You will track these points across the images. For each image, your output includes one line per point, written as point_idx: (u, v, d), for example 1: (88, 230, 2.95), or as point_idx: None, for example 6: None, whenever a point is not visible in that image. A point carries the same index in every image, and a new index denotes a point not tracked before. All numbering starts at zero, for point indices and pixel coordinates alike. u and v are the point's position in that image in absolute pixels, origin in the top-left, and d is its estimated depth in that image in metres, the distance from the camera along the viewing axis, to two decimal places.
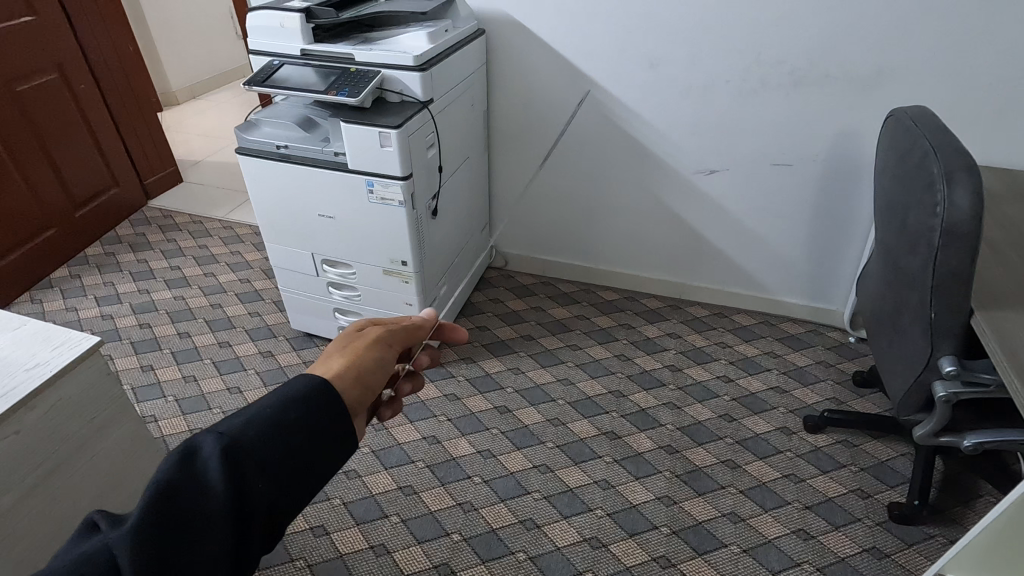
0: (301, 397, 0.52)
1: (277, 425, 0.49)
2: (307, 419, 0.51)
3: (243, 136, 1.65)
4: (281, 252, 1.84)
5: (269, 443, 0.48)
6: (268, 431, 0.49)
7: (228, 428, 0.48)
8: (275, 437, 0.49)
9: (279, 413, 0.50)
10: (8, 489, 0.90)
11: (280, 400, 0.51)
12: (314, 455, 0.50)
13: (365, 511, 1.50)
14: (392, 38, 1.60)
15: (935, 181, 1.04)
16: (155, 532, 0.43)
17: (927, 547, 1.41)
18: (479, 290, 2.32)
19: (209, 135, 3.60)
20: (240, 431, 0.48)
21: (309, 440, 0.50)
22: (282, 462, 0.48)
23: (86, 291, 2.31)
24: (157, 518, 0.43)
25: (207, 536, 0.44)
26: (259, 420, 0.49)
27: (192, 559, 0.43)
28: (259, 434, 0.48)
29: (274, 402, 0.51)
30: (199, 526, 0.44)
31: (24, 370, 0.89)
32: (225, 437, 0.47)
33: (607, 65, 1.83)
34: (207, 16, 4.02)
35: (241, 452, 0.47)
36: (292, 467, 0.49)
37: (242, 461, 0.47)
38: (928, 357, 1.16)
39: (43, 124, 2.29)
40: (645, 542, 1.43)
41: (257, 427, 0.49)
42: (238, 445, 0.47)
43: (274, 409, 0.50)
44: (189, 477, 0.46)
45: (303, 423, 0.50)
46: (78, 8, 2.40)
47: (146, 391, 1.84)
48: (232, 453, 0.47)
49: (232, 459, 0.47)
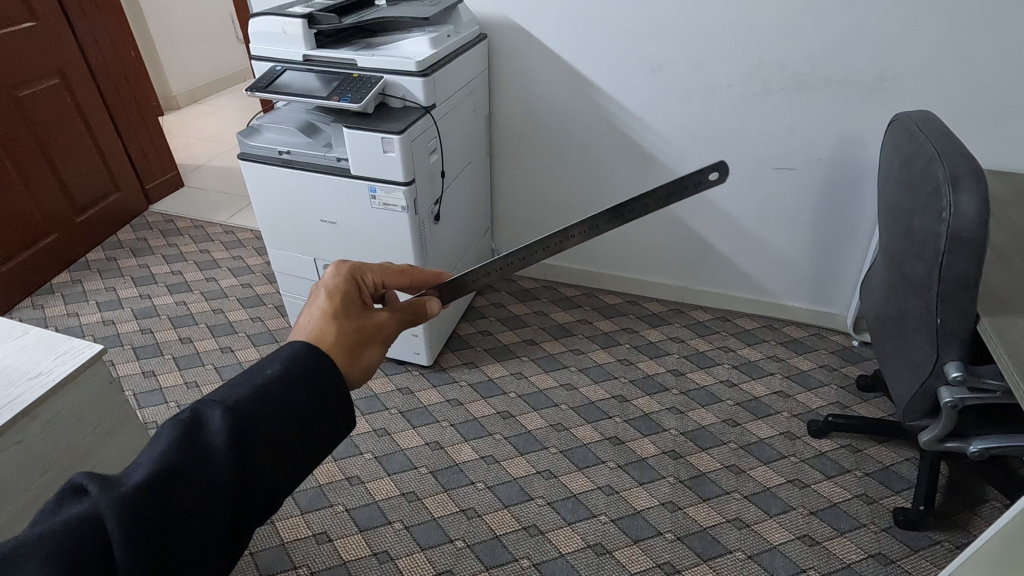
0: (310, 376, 0.50)
1: (285, 403, 0.48)
2: (315, 401, 0.49)
3: (246, 142, 1.66)
4: (283, 257, 1.84)
5: (276, 424, 0.47)
6: (276, 409, 0.47)
7: (235, 401, 0.47)
8: (276, 406, 0.47)
9: (287, 391, 0.48)
10: (10, 499, 0.89)
11: (288, 376, 0.49)
12: (319, 439, 0.49)
13: (368, 518, 1.49)
14: (394, 43, 1.60)
15: (941, 187, 1.04)
16: (152, 505, 0.41)
17: (933, 553, 1.40)
18: (482, 294, 2.32)
19: (210, 139, 3.60)
20: (248, 407, 0.47)
21: (316, 425, 0.49)
22: (288, 444, 0.47)
23: (87, 296, 2.30)
24: (154, 491, 0.42)
25: (204, 515, 0.43)
26: (267, 397, 0.47)
27: (186, 538, 0.42)
28: (267, 412, 0.47)
29: (282, 378, 0.49)
30: (197, 504, 0.43)
31: (27, 379, 0.88)
32: (233, 412, 0.46)
33: (609, 69, 1.83)
34: (208, 20, 4.02)
35: (247, 429, 0.46)
36: (296, 451, 0.47)
37: (248, 438, 0.46)
38: (934, 363, 1.16)
39: (44, 130, 2.29)
40: (649, 548, 1.42)
41: (266, 404, 0.47)
42: (243, 417, 0.46)
43: (282, 387, 0.48)
44: (189, 446, 0.45)
45: (311, 405, 0.48)
46: (79, 14, 2.41)
47: (148, 397, 1.83)
48: (239, 429, 0.45)
49: (237, 436, 0.45)
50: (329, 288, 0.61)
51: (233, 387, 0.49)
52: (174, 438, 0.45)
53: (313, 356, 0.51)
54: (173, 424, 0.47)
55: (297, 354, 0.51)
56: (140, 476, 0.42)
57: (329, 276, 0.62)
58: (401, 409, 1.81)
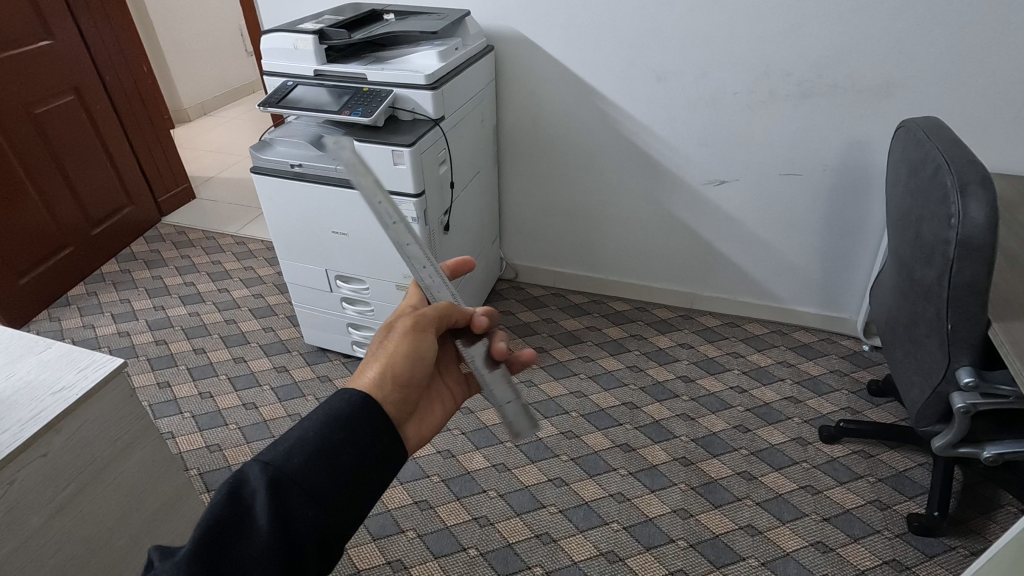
0: (341, 421, 0.56)
1: (321, 452, 0.54)
2: (349, 446, 0.55)
3: (258, 156, 1.68)
4: (295, 268, 1.86)
5: (313, 471, 0.53)
6: (313, 459, 0.53)
7: (272, 457, 0.53)
8: (313, 457, 0.53)
9: (321, 441, 0.54)
10: (32, 514, 0.90)
11: (322, 425, 0.56)
12: (358, 483, 0.55)
13: (381, 526, 1.50)
14: (403, 57, 1.63)
15: (949, 193, 1.04)
16: (209, 558, 0.48)
17: (948, 560, 1.39)
18: (490, 302, 2.33)
19: (221, 151, 3.64)
20: (286, 463, 0.53)
21: (352, 468, 0.55)
22: (327, 489, 0.53)
23: (102, 308, 2.34)
24: (207, 546, 0.49)
25: (259, 560, 0.49)
26: (302, 449, 0.54)
27: None
28: (304, 462, 0.53)
29: (316, 429, 0.55)
30: (251, 554, 0.49)
31: (51, 393, 0.90)
32: (270, 464, 0.52)
33: (616, 79, 1.84)
34: (217, 33, 4.09)
35: (286, 480, 0.52)
36: (336, 499, 0.53)
37: (287, 486, 0.51)
38: (946, 368, 1.15)
39: (60, 145, 2.33)
40: (662, 556, 1.42)
41: (300, 456, 0.53)
42: (282, 471, 0.52)
43: (317, 436, 0.55)
44: (238, 505, 0.51)
45: (345, 450, 0.55)
46: (95, 33, 2.47)
47: (163, 407, 1.85)
48: (278, 482, 0.51)
49: (275, 486, 0.51)
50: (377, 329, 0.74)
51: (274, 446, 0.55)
52: (219, 499, 0.51)
53: (342, 404, 0.58)
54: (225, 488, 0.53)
55: (331, 404, 0.58)
56: (192, 538, 0.49)
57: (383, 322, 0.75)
58: None
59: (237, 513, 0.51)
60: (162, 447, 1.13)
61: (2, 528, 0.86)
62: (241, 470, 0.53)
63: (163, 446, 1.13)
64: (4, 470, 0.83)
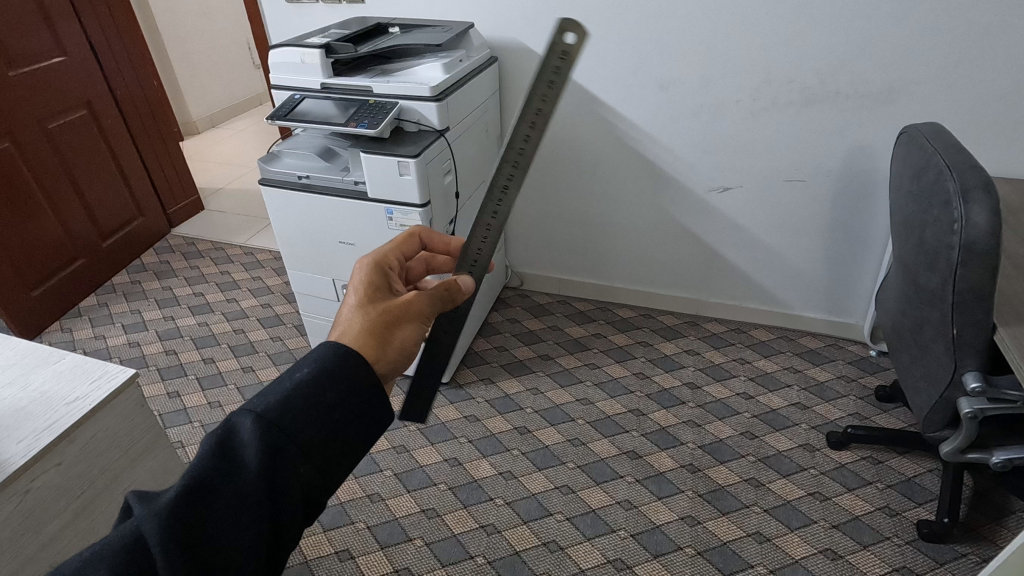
0: (337, 378, 0.53)
1: (314, 408, 0.51)
2: (341, 405, 0.52)
3: (266, 168, 1.71)
4: (303, 277, 1.88)
5: (305, 428, 0.50)
6: (305, 416, 0.51)
7: (265, 408, 0.51)
8: (309, 414, 0.51)
9: (313, 396, 0.52)
10: (44, 524, 0.92)
11: (317, 379, 0.52)
12: (350, 443, 0.53)
13: (389, 534, 1.51)
14: (408, 69, 1.65)
15: (951, 199, 1.05)
16: (190, 507, 0.47)
17: (960, 566, 1.38)
18: (496, 310, 2.34)
19: (229, 163, 3.69)
20: (278, 417, 0.50)
21: (346, 428, 0.52)
22: (318, 448, 0.51)
23: (113, 319, 2.37)
24: (192, 493, 0.47)
25: (244, 512, 0.47)
26: (294, 403, 0.51)
27: (225, 542, 0.46)
28: (296, 419, 0.50)
29: (309, 383, 0.52)
30: (236, 505, 0.47)
31: (64, 404, 0.92)
32: (262, 417, 0.50)
33: (620, 89, 1.86)
34: (225, 45, 4.15)
35: (277, 434, 0.50)
36: (325, 458, 0.51)
37: (278, 442, 0.49)
38: (952, 373, 1.15)
39: (71, 158, 2.37)
40: (669, 564, 1.42)
41: (294, 410, 0.51)
42: (274, 427, 0.50)
43: (310, 391, 0.52)
44: (226, 456, 0.49)
45: (341, 409, 0.52)
46: (106, 49, 2.52)
47: (174, 417, 1.88)
48: (267, 435, 0.49)
49: (266, 441, 0.49)
50: (352, 285, 0.68)
51: (267, 395, 0.52)
52: (208, 447, 0.50)
53: (339, 357, 0.55)
54: (212, 434, 0.51)
55: (325, 356, 0.55)
56: (178, 485, 0.47)
57: (363, 271, 0.70)
58: (420, 425, 1.83)
59: (224, 464, 0.49)
60: (168, 452, 1.13)
61: (18, 538, 0.88)
62: (232, 418, 0.51)
63: (168, 451, 1.13)
64: (18, 480, 0.85)
